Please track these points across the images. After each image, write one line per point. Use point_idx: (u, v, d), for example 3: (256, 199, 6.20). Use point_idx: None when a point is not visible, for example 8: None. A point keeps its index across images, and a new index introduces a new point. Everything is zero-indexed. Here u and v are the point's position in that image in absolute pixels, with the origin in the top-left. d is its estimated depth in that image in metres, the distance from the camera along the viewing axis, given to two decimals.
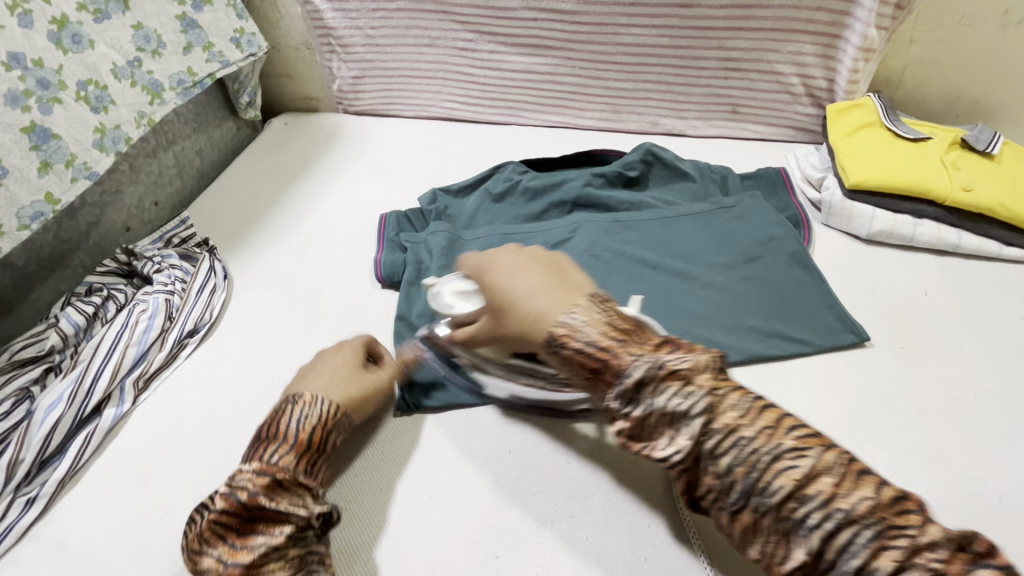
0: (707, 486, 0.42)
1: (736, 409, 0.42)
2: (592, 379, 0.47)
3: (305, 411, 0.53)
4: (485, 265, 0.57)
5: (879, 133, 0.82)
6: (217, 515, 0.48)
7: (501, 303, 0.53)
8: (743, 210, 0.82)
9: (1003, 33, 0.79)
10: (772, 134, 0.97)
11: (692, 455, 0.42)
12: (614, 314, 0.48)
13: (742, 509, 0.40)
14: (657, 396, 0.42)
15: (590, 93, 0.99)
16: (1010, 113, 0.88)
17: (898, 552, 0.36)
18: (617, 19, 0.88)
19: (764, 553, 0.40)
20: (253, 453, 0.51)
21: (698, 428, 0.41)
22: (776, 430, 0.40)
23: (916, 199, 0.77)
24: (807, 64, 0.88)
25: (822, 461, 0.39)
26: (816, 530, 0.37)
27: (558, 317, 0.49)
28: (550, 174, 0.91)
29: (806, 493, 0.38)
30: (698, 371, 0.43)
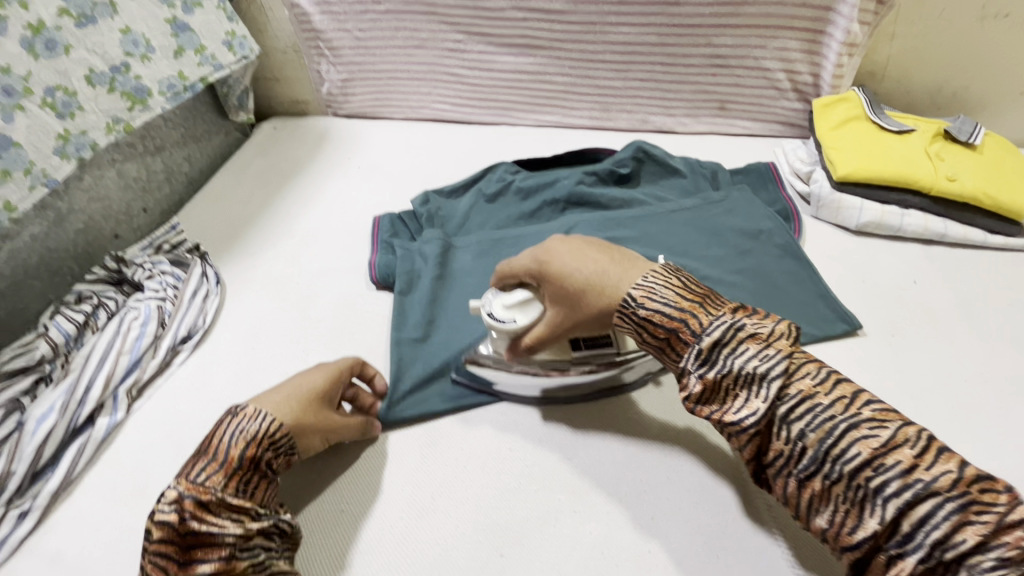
0: (777, 452, 0.44)
1: (813, 377, 0.44)
2: (664, 343, 0.49)
3: (243, 426, 0.52)
4: (541, 256, 0.56)
5: (864, 126, 0.83)
6: (156, 545, 0.47)
7: (573, 288, 0.53)
8: (733, 205, 0.83)
9: (982, 26, 0.81)
10: (761, 130, 0.99)
11: (767, 419, 0.44)
12: (687, 279, 0.51)
13: (814, 475, 0.42)
14: (733, 359, 0.45)
15: (580, 92, 1.00)
16: (989, 105, 0.90)
17: (980, 525, 0.37)
18: (605, 17, 0.89)
19: (833, 521, 0.42)
20: (185, 470, 0.50)
21: (773, 392, 0.44)
22: (852, 401, 0.43)
23: (901, 190, 0.78)
24: (793, 59, 0.89)
25: (902, 433, 0.40)
26: (893, 499, 0.39)
27: (635, 283, 0.51)
28: (542, 173, 0.92)
29: (884, 461, 0.40)
30: (776, 339, 0.46)
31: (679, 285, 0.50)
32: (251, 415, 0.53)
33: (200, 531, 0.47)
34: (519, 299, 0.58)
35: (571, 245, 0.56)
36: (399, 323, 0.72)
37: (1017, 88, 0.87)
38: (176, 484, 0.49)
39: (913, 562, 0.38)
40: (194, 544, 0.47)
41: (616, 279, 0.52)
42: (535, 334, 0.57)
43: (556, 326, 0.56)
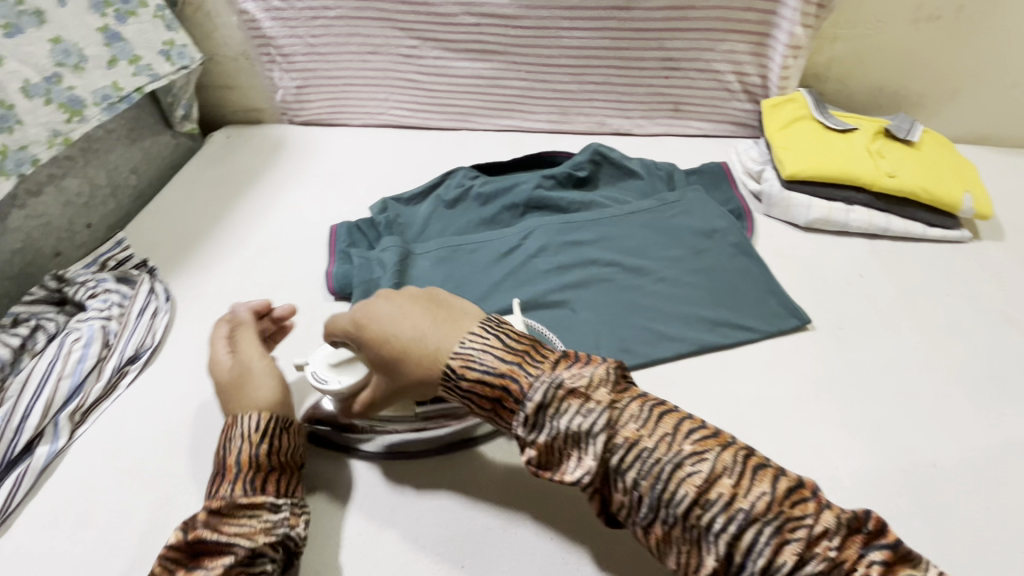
0: (620, 502, 0.46)
1: (636, 421, 0.45)
2: (493, 409, 0.49)
3: (232, 437, 0.54)
4: (359, 319, 0.54)
5: (809, 126, 0.86)
6: (167, 552, 0.50)
7: (392, 355, 0.52)
8: (688, 205, 0.85)
9: (916, 28, 0.85)
10: (714, 130, 1.01)
11: (601, 474, 0.45)
12: (511, 335, 0.50)
13: (652, 520, 0.44)
14: (561, 421, 0.46)
15: (537, 96, 1.00)
16: (927, 104, 0.94)
17: (795, 542, 0.40)
18: (558, 22, 0.90)
19: (680, 562, 0.44)
20: (210, 485, 0.53)
21: (601, 445, 0.45)
22: (673, 438, 0.44)
23: (846, 187, 0.81)
24: (742, 62, 0.91)
25: (720, 462, 0.43)
26: (722, 535, 0.41)
27: (455, 349, 0.50)
28: (501, 178, 0.92)
29: (709, 495, 0.42)
30: (597, 388, 0.46)
31: (502, 343, 0.49)
32: (233, 425, 0.55)
33: (207, 539, 0.48)
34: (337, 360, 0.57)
35: (397, 305, 0.54)
36: None
37: (952, 87, 0.91)
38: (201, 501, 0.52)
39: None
40: (200, 552, 0.48)
41: (431, 345, 0.50)
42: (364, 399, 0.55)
43: (386, 393, 0.54)
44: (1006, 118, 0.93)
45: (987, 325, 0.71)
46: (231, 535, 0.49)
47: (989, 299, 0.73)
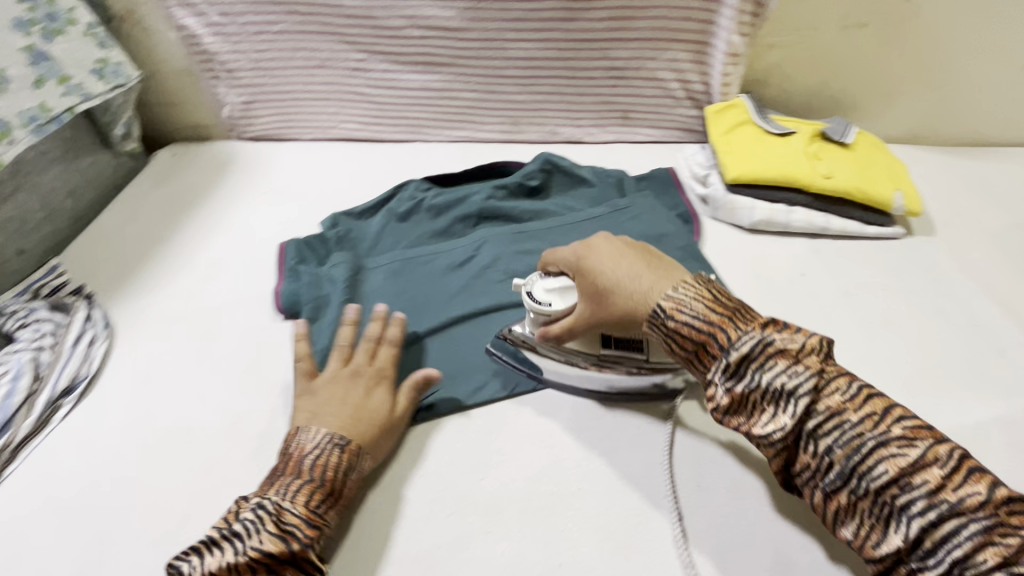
0: (806, 465, 0.48)
1: (842, 394, 0.48)
2: (693, 352, 0.53)
3: (355, 466, 0.57)
4: (582, 253, 0.63)
5: (751, 130, 0.89)
6: (262, 551, 0.49)
7: (602, 285, 0.59)
8: (637, 211, 0.86)
9: (845, 34, 0.89)
10: (663, 136, 1.03)
11: (795, 433, 0.48)
12: (716, 292, 0.55)
13: (840, 489, 0.46)
14: (759, 375, 0.49)
15: (488, 107, 1.00)
16: (862, 106, 0.97)
17: (1001, 547, 0.40)
18: (504, 34, 0.90)
19: (858, 534, 0.46)
20: (299, 493, 0.53)
21: (802, 407, 0.48)
22: (881, 419, 0.46)
23: (786, 189, 0.84)
24: (684, 69, 0.94)
25: (932, 452, 0.44)
26: (917, 518, 0.42)
27: (664, 293, 0.55)
28: (453, 189, 0.92)
29: (911, 479, 0.43)
30: (806, 356, 0.49)
31: (708, 295, 0.54)
32: (354, 453, 0.58)
33: (307, 553, 0.51)
34: (561, 284, 0.64)
35: (610, 247, 0.62)
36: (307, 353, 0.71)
37: (884, 89, 0.95)
38: (293, 502, 0.53)
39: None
40: (294, 564, 0.50)
41: (641, 285, 0.57)
42: (566, 326, 0.62)
43: (582, 325, 0.62)
44: (935, 118, 0.98)
45: (922, 317, 0.73)
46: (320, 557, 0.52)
47: (924, 292, 0.76)
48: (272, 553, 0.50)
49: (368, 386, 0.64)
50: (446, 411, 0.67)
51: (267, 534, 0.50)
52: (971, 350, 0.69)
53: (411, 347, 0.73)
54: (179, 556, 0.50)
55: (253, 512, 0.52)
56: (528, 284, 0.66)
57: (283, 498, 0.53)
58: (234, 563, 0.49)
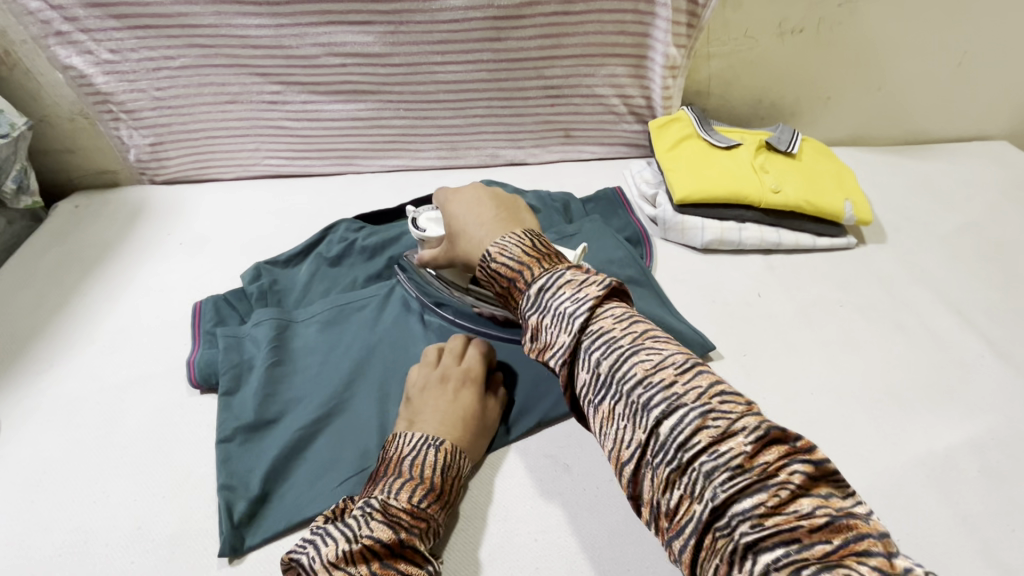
0: (583, 383, 0.43)
1: (613, 315, 0.43)
2: (508, 288, 0.50)
3: (451, 463, 0.54)
4: (449, 199, 0.61)
5: (695, 145, 0.86)
6: (369, 543, 0.47)
7: (453, 230, 0.58)
8: (586, 237, 0.81)
9: (783, 41, 0.86)
10: (609, 153, 0.99)
11: (572, 351, 0.43)
12: (541, 238, 0.52)
13: (603, 400, 0.41)
14: (552, 301, 0.45)
15: (422, 133, 0.94)
16: (805, 112, 0.96)
17: (714, 429, 0.36)
18: (430, 57, 0.84)
19: (616, 442, 0.40)
20: (400, 485, 0.51)
21: (578, 325, 0.43)
22: (640, 333, 0.42)
23: (735, 206, 0.80)
24: (623, 85, 0.90)
25: (672, 357, 0.40)
26: (654, 412, 0.38)
27: (493, 241, 0.52)
28: (388, 227, 0.85)
29: (653, 378, 0.39)
30: (590, 284, 0.45)
31: (533, 242, 0.51)
32: (451, 453, 0.55)
33: (413, 546, 0.48)
34: (439, 215, 0.66)
35: (471, 197, 0.59)
36: (228, 428, 0.63)
37: (826, 94, 0.93)
38: (398, 498, 0.50)
39: (667, 476, 0.37)
40: (402, 557, 0.48)
41: (480, 235, 0.55)
42: (432, 257, 0.64)
43: (445, 260, 0.62)
44: (878, 118, 0.97)
45: (880, 333, 0.70)
46: (425, 550, 0.50)
47: (880, 306, 0.74)
48: (383, 544, 0.47)
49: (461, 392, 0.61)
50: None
51: (376, 523, 0.48)
52: (931, 368, 0.66)
53: (346, 410, 0.66)
54: (299, 547, 0.48)
55: (363, 507, 0.50)
56: (416, 211, 0.68)
57: (386, 491, 0.50)
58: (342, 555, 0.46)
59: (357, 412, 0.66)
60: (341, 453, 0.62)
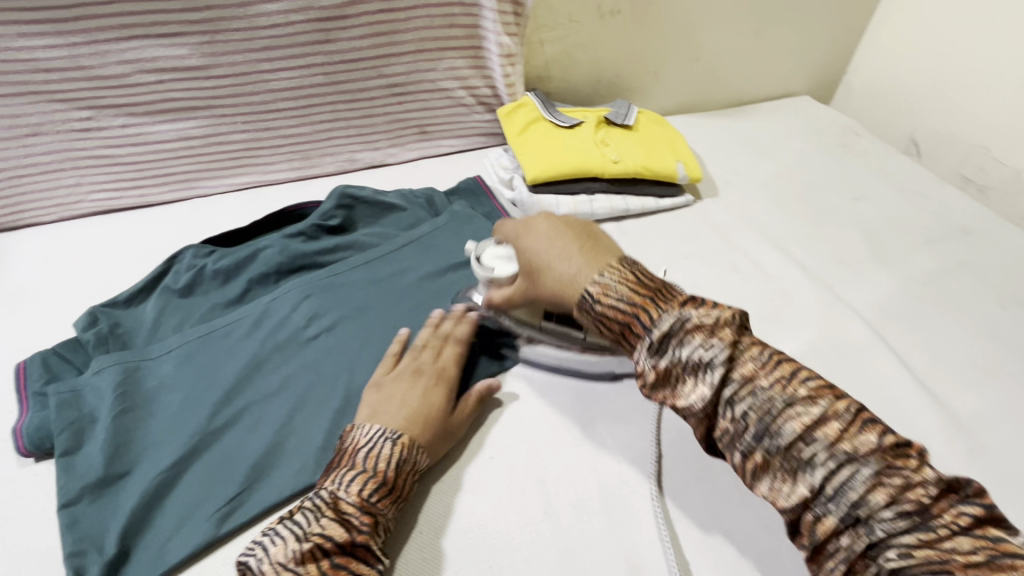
0: (722, 431, 0.46)
1: (757, 361, 0.46)
2: (620, 332, 0.51)
3: (408, 456, 0.54)
4: (520, 232, 0.63)
5: (542, 127, 0.90)
6: (320, 542, 0.46)
7: (535, 266, 0.59)
8: (455, 228, 0.84)
9: (605, 23, 0.92)
10: (467, 144, 1.00)
11: (712, 403, 0.46)
12: (642, 274, 0.52)
13: (753, 452, 0.44)
14: (680, 351, 0.47)
15: (269, 146, 0.90)
16: (638, 87, 1.03)
17: (890, 486, 0.40)
18: (258, 65, 0.81)
19: (772, 490, 0.43)
20: (350, 478, 0.51)
21: (717, 376, 0.45)
22: (789, 380, 0.45)
23: (583, 179, 0.85)
24: (465, 76, 0.92)
25: (831, 408, 0.43)
26: (821, 468, 0.41)
27: (590, 277, 0.53)
28: (241, 246, 0.80)
29: (815, 433, 0.42)
30: (719, 328, 0.47)
31: (634, 278, 0.52)
32: (409, 448, 0.54)
33: (366, 544, 0.48)
34: (508, 253, 0.66)
35: (545, 230, 0.60)
36: (70, 490, 0.56)
37: (653, 68, 1.02)
38: (349, 492, 0.50)
39: (833, 523, 0.40)
40: (353, 556, 0.47)
41: (570, 268, 0.55)
42: (507, 298, 0.64)
43: (518, 297, 0.63)
44: (702, 86, 1.08)
45: (721, 276, 0.78)
46: (378, 547, 0.49)
47: (718, 252, 0.81)
48: (335, 543, 0.47)
49: (428, 384, 0.60)
50: (252, 514, 0.55)
51: (327, 521, 0.48)
52: (761, 299, 0.74)
53: (212, 443, 0.60)
54: (247, 550, 0.47)
55: (309, 503, 0.49)
56: (477, 250, 0.68)
57: (333, 484, 0.51)
58: (291, 556, 0.45)
59: (226, 443, 0.60)
60: (210, 486, 0.57)
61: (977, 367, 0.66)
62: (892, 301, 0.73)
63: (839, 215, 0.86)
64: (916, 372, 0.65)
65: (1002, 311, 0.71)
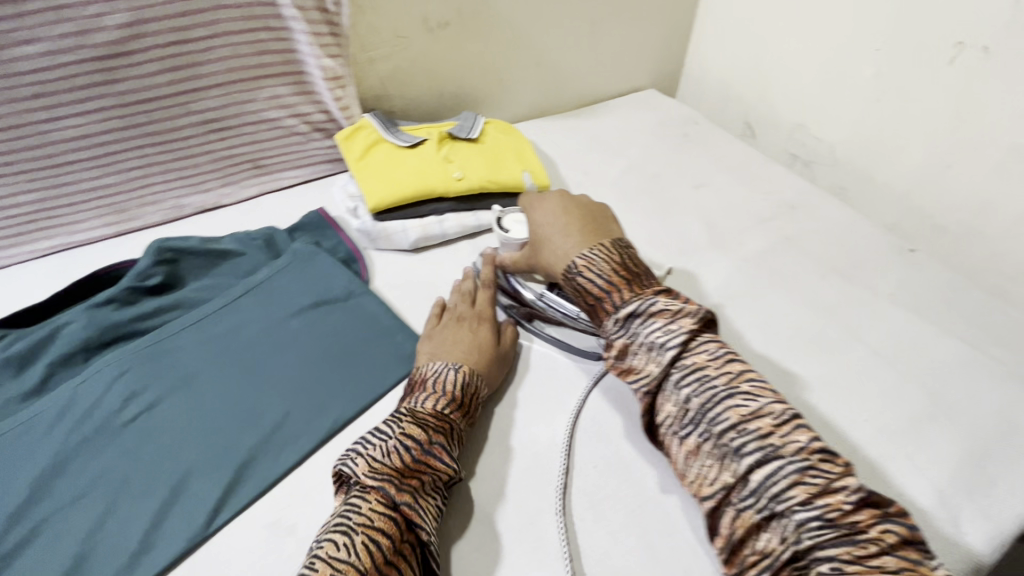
0: (666, 414, 0.54)
1: (708, 353, 0.54)
2: (592, 306, 0.60)
3: (469, 378, 0.60)
4: (529, 205, 0.71)
5: (384, 149, 0.86)
6: (406, 434, 0.53)
7: (536, 237, 0.67)
8: (297, 268, 0.77)
9: (435, 36, 0.90)
10: (311, 174, 0.94)
11: (657, 384, 0.54)
12: (626, 259, 0.61)
13: (689, 435, 0.52)
14: (643, 327, 0.55)
15: (68, 202, 0.77)
16: (484, 97, 1.02)
17: (812, 487, 0.46)
18: (32, 115, 0.69)
19: (702, 473, 0.51)
20: (422, 394, 0.58)
21: (668, 357, 0.54)
22: (735, 375, 0.52)
23: (428, 201, 0.83)
24: (293, 104, 0.86)
25: (769, 406, 0.50)
26: (747, 457, 0.48)
27: (579, 254, 0.62)
28: (36, 326, 0.69)
29: (748, 425, 0.49)
30: (682, 315, 0.55)
31: (617, 262, 0.60)
32: (470, 374, 0.61)
33: (440, 444, 0.54)
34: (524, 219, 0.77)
35: (555, 207, 0.68)
36: None
37: (495, 77, 1.00)
38: (423, 405, 0.56)
39: (752, 518, 0.47)
40: (432, 454, 0.53)
41: (565, 244, 0.63)
42: (512, 261, 0.71)
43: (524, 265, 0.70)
44: (549, 90, 1.09)
45: None
46: (451, 452, 0.55)
47: None
48: (416, 441, 0.53)
49: (472, 323, 0.67)
50: None
51: (406, 423, 0.54)
52: None
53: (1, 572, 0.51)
54: (343, 454, 0.53)
55: (393, 415, 0.56)
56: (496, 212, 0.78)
57: (414, 396, 0.58)
58: (379, 449, 0.52)
59: (18, 567, 0.51)
60: None
61: (809, 336, 0.70)
62: (731, 283, 0.76)
63: (681, 204, 0.89)
64: (752, 349, 0.68)
65: (821, 279, 0.77)
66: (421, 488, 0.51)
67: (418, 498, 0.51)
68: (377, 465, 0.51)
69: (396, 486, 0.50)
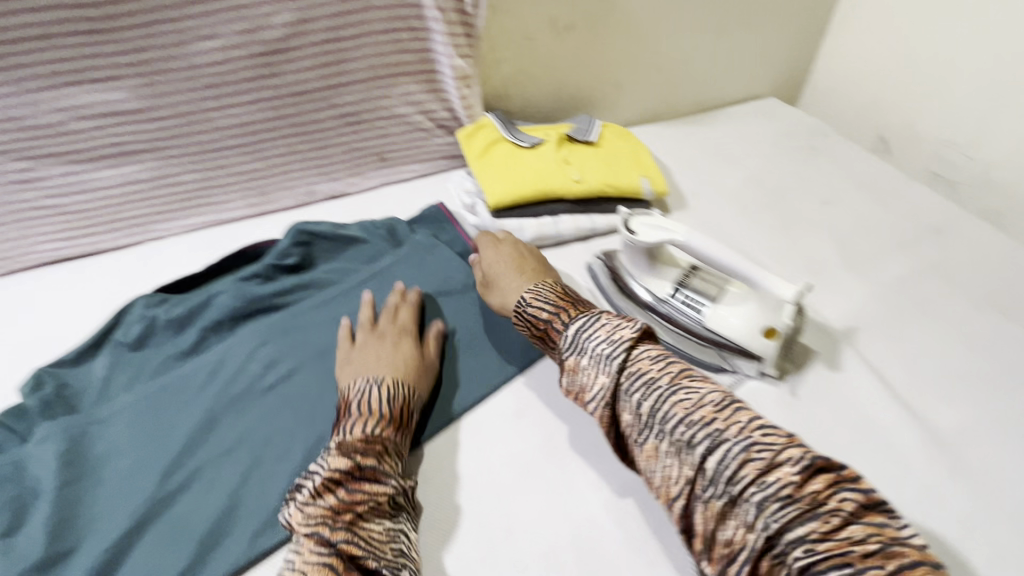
0: (626, 424, 0.52)
1: (650, 360, 0.53)
2: (543, 335, 0.61)
3: (380, 389, 0.59)
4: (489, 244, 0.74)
5: (504, 148, 0.87)
6: (329, 477, 0.51)
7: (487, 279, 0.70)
8: (418, 259, 0.81)
9: (562, 38, 0.90)
10: (429, 168, 0.97)
11: (610, 400, 0.53)
12: (567, 289, 0.64)
13: (647, 440, 0.50)
14: (588, 342, 0.55)
15: (221, 183, 0.85)
16: (602, 100, 1.02)
17: (759, 462, 0.45)
18: (203, 103, 0.78)
19: (665, 478, 0.48)
20: (345, 425, 0.56)
21: (614, 368, 0.53)
22: (677, 374, 0.51)
23: (545, 201, 0.84)
24: (422, 101, 0.90)
25: (710, 395, 0.49)
26: (697, 447, 0.47)
27: (528, 287, 0.64)
28: (194, 293, 0.76)
29: (694, 417, 0.48)
30: (625, 325, 0.55)
31: (561, 291, 0.63)
32: (393, 383, 0.60)
33: (374, 466, 0.53)
34: (662, 224, 0.66)
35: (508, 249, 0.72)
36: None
37: (614, 81, 1.00)
38: (352, 432, 0.55)
39: (718, 505, 0.45)
40: (364, 479, 0.52)
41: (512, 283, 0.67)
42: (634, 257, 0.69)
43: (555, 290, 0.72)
44: (666, 96, 1.06)
45: None
46: (388, 469, 0.54)
47: None
48: (343, 472, 0.51)
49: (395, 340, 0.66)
50: None
51: (333, 457, 0.52)
52: None
53: (165, 510, 0.57)
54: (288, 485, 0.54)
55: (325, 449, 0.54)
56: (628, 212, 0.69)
57: (338, 427, 0.56)
58: (308, 496, 0.51)
59: (178, 507, 0.57)
60: (163, 557, 0.54)
61: (953, 376, 0.64)
62: (862, 309, 0.71)
63: (805, 220, 0.85)
64: (892, 385, 0.63)
65: (969, 315, 0.70)
66: (364, 514, 0.51)
67: (360, 527, 0.50)
68: (307, 513, 0.50)
69: (329, 527, 0.49)
